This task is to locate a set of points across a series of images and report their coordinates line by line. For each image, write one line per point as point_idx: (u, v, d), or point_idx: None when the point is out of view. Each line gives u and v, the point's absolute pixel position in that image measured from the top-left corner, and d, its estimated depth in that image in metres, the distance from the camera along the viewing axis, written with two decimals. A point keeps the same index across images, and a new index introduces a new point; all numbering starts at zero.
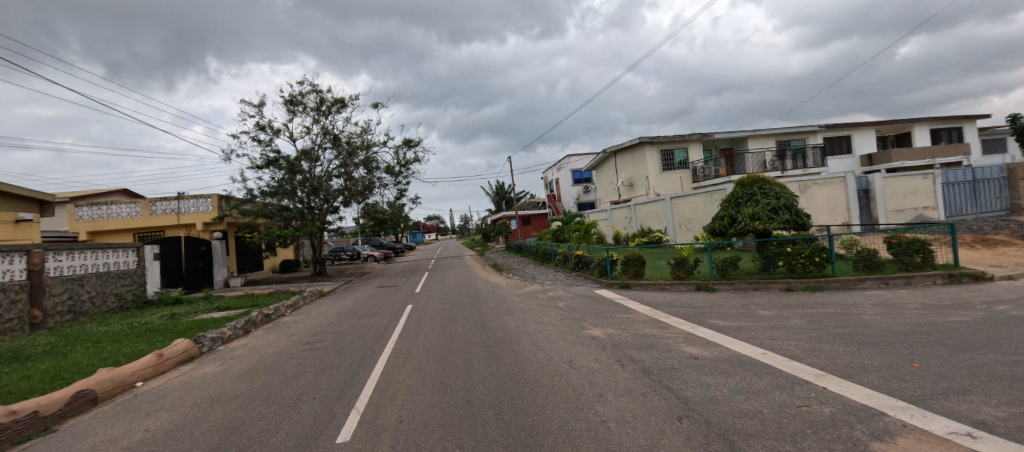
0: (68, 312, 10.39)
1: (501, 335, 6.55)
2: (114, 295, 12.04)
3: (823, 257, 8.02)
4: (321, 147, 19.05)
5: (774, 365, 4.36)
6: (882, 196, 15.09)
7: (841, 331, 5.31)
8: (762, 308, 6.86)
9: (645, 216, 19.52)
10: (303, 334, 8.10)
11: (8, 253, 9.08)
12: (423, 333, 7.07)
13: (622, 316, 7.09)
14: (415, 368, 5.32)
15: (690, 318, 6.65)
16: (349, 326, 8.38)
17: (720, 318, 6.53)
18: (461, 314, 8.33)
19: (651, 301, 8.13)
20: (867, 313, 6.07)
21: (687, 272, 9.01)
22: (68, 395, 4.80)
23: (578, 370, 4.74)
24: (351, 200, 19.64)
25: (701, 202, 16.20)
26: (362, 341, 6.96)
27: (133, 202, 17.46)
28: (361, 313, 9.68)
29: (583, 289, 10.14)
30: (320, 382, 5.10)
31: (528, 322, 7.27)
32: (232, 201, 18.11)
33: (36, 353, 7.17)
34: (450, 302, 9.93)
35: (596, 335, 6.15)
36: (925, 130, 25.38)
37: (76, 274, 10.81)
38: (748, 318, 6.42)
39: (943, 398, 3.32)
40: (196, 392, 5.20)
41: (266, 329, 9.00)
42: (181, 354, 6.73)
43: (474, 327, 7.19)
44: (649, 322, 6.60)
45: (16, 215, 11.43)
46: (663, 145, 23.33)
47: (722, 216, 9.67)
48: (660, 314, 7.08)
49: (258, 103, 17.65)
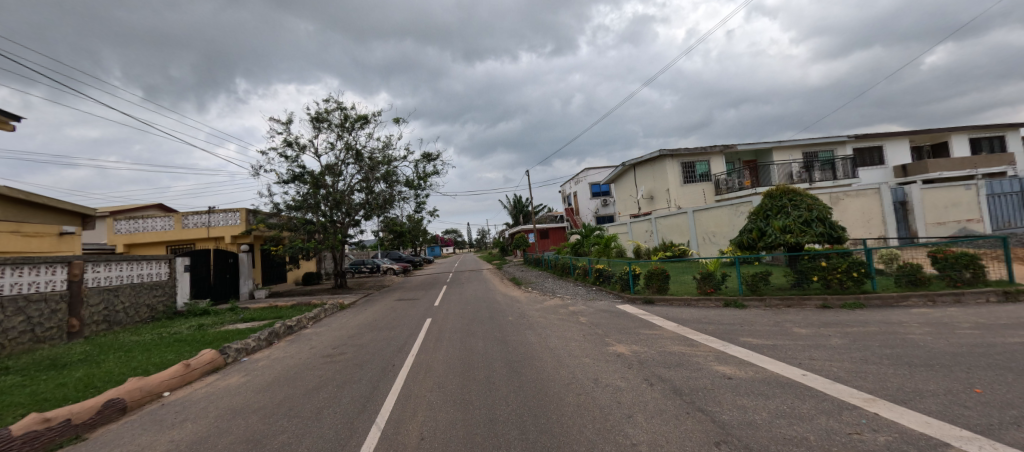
0: (104, 321, 10.79)
1: (522, 350, 6.42)
2: (146, 306, 12.40)
3: (861, 272, 7.51)
4: (345, 162, 19.59)
5: (818, 387, 4.11)
6: (921, 209, 14.27)
7: (888, 351, 4.96)
8: (798, 326, 6.50)
9: (667, 230, 19.07)
10: (324, 347, 8.12)
11: (51, 264, 9.52)
12: (442, 347, 6.99)
13: (647, 333, 6.83)
14: (437, 383, 5.25)
15: (721, 335, 6.35)
16: (369, 339, 8.38)
17: (753, 336, 6.21)
18: (481, 328, 8.23)
19: (676, 318, 7.85)
20: (915, 332, 5.65)
21: (714, 287, 8.73)
22: (99, 404, 4.89)
23: (604, 388, 4.57)
24: (372, 213, 20.03)
25: (726, 215, 15.74)
26: (382, 355, 6.92)
27: (167, 216, 18.23)
28: (382, 326, 9.69)
29: (604, 304, 9.86)
30: (342, 396, 5.06)
31: (550, 337, 7.10)
32: (258, 214, 18.56)
33: (72, 361, 7.43)
34: (469, 316, 9.84)
35: (622, 351, 5.94)
36: (963, 139, 24.36)
37: (112, 285, 11.26)
38: (785, 336, 6.06)
39: (1013, 429, 3.02)
40: (221, 403, 5.25)
41: (289, 341, 9.04)
42: (207, 364, 6.80)
43: (494, 342, 7.10)
44: (676, 338, 6.34)
45: (61, 228, 11.92)
46: (683, 158, 22.94)
47: (750, 229, 9.15)
48: (687, 331, 6.79)
49: (286, 120, 18.30)
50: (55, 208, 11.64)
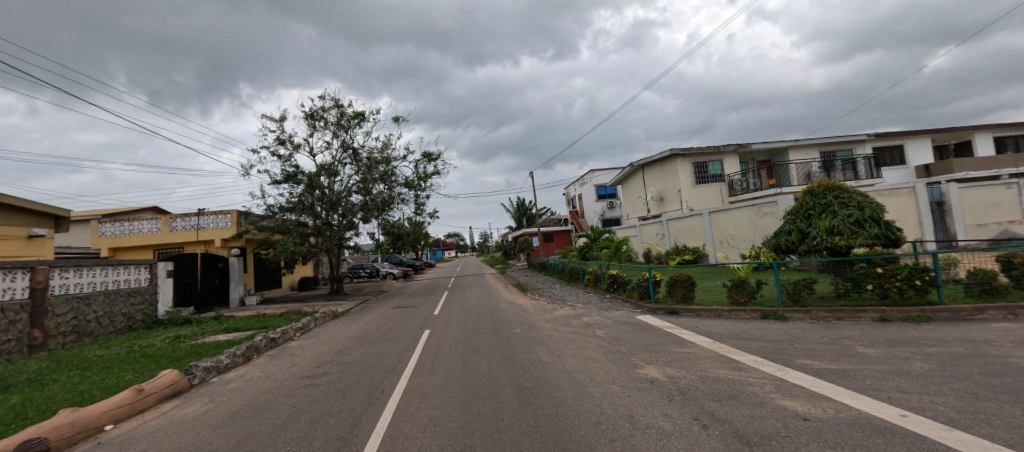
0: (72, 332, 9.86)
1: (535, 373, 5.41)
2: (123, 315, 11.46)
3: (926, 280, 6.51)
4: (341, 162, 18.73)
5: (933, 437, 3.12)
6: (960, 209, 13.19)
7: (997, 382, 3.96)
8: (861, 345, 5.49)
9: (680, 232, 18.03)
10: (306, 365, 7.12)
11: (11, 270, 8.62)
12: (441, 368, 5.98)
13: (680, 351, 5.82)
14: (432, 419, 4.24)
15: (771, 356, 5.35)
16: (358, 356, 7.37)
17: (810, 357, 5.20)
18: (485, 344, 7.21)
19: (709, 332, 6.85)
20: (1015, 354, 4.64)
21: (748, 297, 7.72)
22: (10, 447, 3.92)
23: (645, 432, 3.56)
24: (370, 215, 19.12)
25: (746, 216, 14.71)
26: (371, 377, 5.92)
27: (154, 218, 17.29)
28: (375, 339, 8.70)
29: (622, 314, 8.86)
30: (314, 436, 4.06)
31: (565, 356, 6.10)
32: (250, 216, 17.64)
33: (18, 382, 6.49)
34: (472, 327, 8.83)
35: (655, 377, 4.95)
36: (987, 138, 23.35)
37: (84, 292, 10.35)
38: (851, 358, 5.04)
39: None
40: (167, 443, 4.26)
41: (270, 356, 8.07)
42: (166, 388, 5.84)
43: (502, 361, 6.07)
44: (717, 360, 5.33)
45: (30, 231, 11.00)
46: (696, 158, 21.93)
47: (788, 230, 8.17)
48: (728, 349, 5.79)
49: (279, 118, 17.46)
50: (24, 209, 10.75)
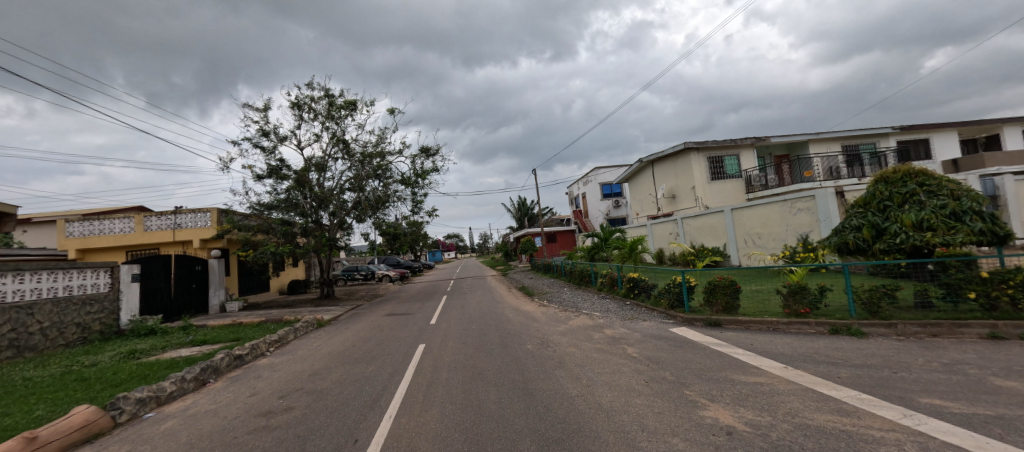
0: (9, 347, 8.46)
1: (562, 416, 4.01)
2: (75, 325, 10.04)
3: None
4: (332, 157, 17.37)
5: None
6: (1015, 204, 11.87)
7: None
8: (993, 375, 4.13)
9: (696, 232, 16.68)
10: (269, 394, 5.70)
11: None
12: (437, 404, 4.57)
13: (747, 382, 4.47)
14: None
15: (877, 391, 3.99)
16: (334, 381, 5.95)
17: (934, 394, 3.85)
18: (491, 367, 5.82)
19: (772, 353, 5.48)
20: None
21: (810, 307, 6.39)
22: None
23: None
24: (364, 215, 17.78)
25: (776, 213, 13.35)
26: (344, 417, 4.52)
27: (126, 217, 15.84)
28: (358, 358, 7.30)
29: (651, 326, 7.51)
30: None
31: (597, 386, 4.73)
32: (231, 215, 16.20)
33: None
34: (473, 343, 7.46)
35: (730, 424, 3.58)
36: (1016, 131, 22.03)
37: (26, 300, 8.95)
38: (996, 397, 3.67)
39: None
40: None
41: (230, 379, 6.67)
42: (76, 431, 4.45)
43: (516, 394, 4.69)
44: (806, 397, 3.97)
45: None
46: (711, 152, 20.56)
47: (859, 226, 7.13)
48: (811, 380, 4.42)
49: (262, 108, 16.06)
50: None
